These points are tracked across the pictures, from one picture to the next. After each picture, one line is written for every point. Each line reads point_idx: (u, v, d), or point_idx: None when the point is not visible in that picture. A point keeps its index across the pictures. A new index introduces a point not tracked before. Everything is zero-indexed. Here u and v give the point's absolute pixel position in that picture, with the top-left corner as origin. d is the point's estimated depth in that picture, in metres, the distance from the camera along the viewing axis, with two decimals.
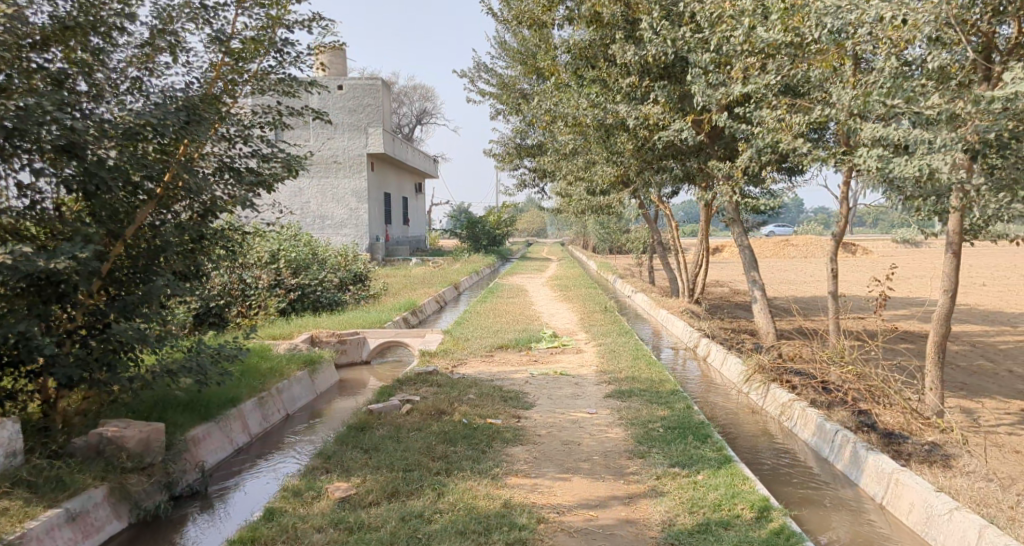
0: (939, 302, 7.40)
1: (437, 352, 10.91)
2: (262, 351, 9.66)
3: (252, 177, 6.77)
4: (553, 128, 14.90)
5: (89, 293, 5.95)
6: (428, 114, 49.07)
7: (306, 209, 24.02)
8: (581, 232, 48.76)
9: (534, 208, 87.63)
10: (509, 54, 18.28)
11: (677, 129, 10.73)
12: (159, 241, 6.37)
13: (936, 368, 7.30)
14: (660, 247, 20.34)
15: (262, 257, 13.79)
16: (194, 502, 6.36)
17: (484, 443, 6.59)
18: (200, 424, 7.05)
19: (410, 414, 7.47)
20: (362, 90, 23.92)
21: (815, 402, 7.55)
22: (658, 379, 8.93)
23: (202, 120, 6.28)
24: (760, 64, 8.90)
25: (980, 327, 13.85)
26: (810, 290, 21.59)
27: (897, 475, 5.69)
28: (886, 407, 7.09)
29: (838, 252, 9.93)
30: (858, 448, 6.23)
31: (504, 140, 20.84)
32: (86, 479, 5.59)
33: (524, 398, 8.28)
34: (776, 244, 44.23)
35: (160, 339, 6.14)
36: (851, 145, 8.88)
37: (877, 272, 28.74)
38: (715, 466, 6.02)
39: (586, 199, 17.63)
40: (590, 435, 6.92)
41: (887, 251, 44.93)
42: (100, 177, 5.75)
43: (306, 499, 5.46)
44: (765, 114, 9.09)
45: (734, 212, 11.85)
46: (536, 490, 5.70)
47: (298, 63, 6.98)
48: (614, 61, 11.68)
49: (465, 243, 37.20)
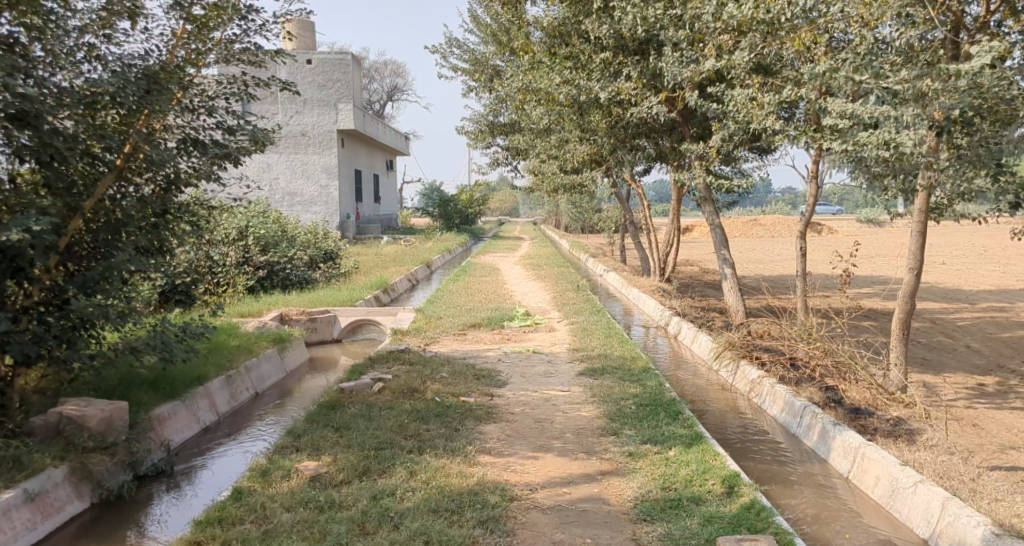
0: (906, 279, 7.47)
1: (409, 331, 10.84)
2: (230, 328, 9.52)
3: (217, 149, 6.63)
4: (526, 105, 14.79)
5: (47, 268, 5.82)
6: (399, 90, 48.56)
7: (275, 185, 23.71)
8: (554, 211, 48.78)
9: (507, 187, 87.43)
10: (481, 29, 18.08)
11: (650, 107, 10.71)
12: (120, 215, 6.21)
13: (901, 344, 7.39)
14: (632, 225, 20.36)
15: (230, 234, 13.60)
16: (160, 481, 6.26)
17: (456, 421, 6.56)
18: (165, 402, 6.94)
19: (382, 392, 7.41)
20: (331, 64, 23.56)
21: (784, 379, 7.60)
22: (629, 357, 8.96)
23: (163, 90, 6.12)
24: (733, 41, 8.88)
25: (940, 304, 14.12)
26: (777, 269, 21.82)
27: (864, 449, 5.76)
28: (853, 384, 7.17)
29: (807, 231, 9.98)
30: (826, 424, 6.29)
31: (475, 117, 20.66)
32: (46, 459, 5.46)
33: (496, 375, 8.27)
34: (745, 223, 44.61)
35: (123, 316, 6.04)
36: (822, 123, 8.92)
37: (842, 251, 29.15)
38: (686, 443, 6.05)
39: (559, 177, 17.57)
40: (561, 413, 6.92)
41: (853, 230, 45.53)
42: (54, 148, 5.62)
43: (275, 478, 5.38)
44: (737, 93, 9.09)
45: (705, 191, 11.87)
46: (508, 468, 5.68)
47: (264, 31, 6.80)
48: (587, 37, 11.59)
49: (437, 221, 37.02)
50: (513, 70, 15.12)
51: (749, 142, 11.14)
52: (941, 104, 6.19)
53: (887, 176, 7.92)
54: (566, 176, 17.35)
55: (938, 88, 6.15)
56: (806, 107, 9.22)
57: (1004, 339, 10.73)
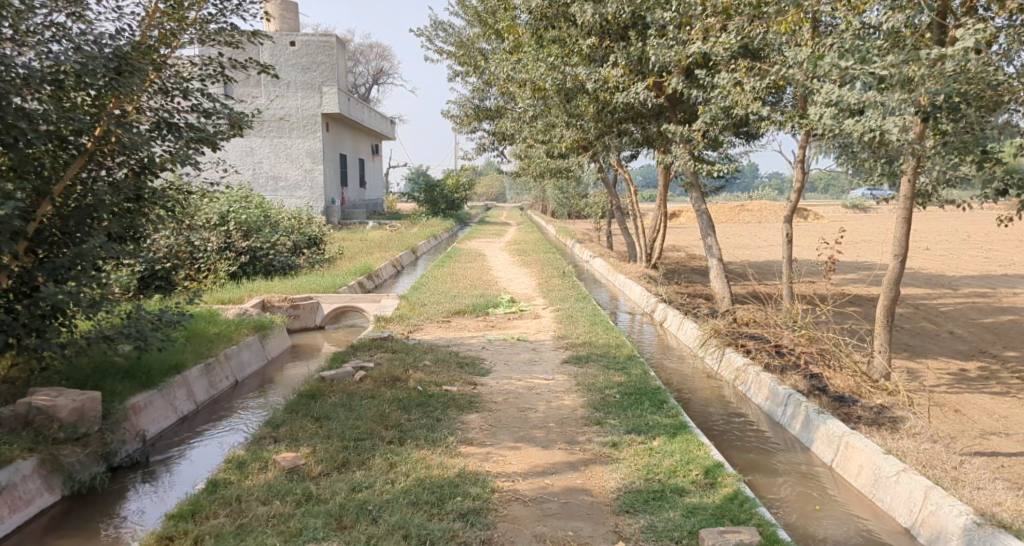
0: (891, 265, 7.42)
1: (393, 318, 10.73)
2: (211, 316, 9.38)
3: (193, 133, 6.48)
4: (511, 89, 14.63)
5: (15, 256, 5.70)
6: (385, 74, 48.11)
7: (259, 169, 23.44)
8: (541, 197, 48.61)
9: (493, 172, 87.09)
10: (467, 12, 17.87)
11: (636, 92, 10.61)
12: (91, 199, 6.08)
13: (885, 331, 7.36)
14: (619, 211, 20.24)
15: (211, 219, 13.44)
16: (135, 472, 6.15)
17: (439, 411, 6.47)
18: (141, 391, 6.82)
19: (363, 381, 7.30)
20: (315, 46, 23.25)
21: (769, 366, 7.53)
22: (614, 345, 8.89)
23: (135, 71, 5.96)
24: (720, 24, 8.78)
25: (924, 289, 14.15)
26: (763, 254, 21.83)
27: (847, 438, 5.73)
28: (836, 371, 7.13)
29: (793, 217, 9.91)
30: (810, 413, 6.25)
31: (461, 101, 20.45)
32: (14, 451, 5.34)
33: (480, 363, 8.18)
34: (732, 209, 44.65)
35: (94, 304, 5.93)
36: (808, 109, 8.85)
37: (827, 236, 29.19)
38: (670, 432, 5.99)
39: (545, 162, 17.43)
40: (544, 402, 6.85)
41: (838, 216, 45.66)
42: (18, 128, 5.44)
43: (251, 470, 5.28)
44: (724, 78, 8.99)
45: (692, 177, 11.78)
46: (489, 459, 5.60)
47: (240, 11, 6.63)
48: (573, 20, 11.44)
49: (423, 207, 36.82)
50: (499, 53, 14.93)
51: (736, 126, 11.04)
52: (927, 90, 6.09)
53: (874, 162, 7.85)
54: (552, 161, 17.22)
55: (923, 72, 6.07)
56: (793, 92, 9.13)
57: (987, 325, 10.74)
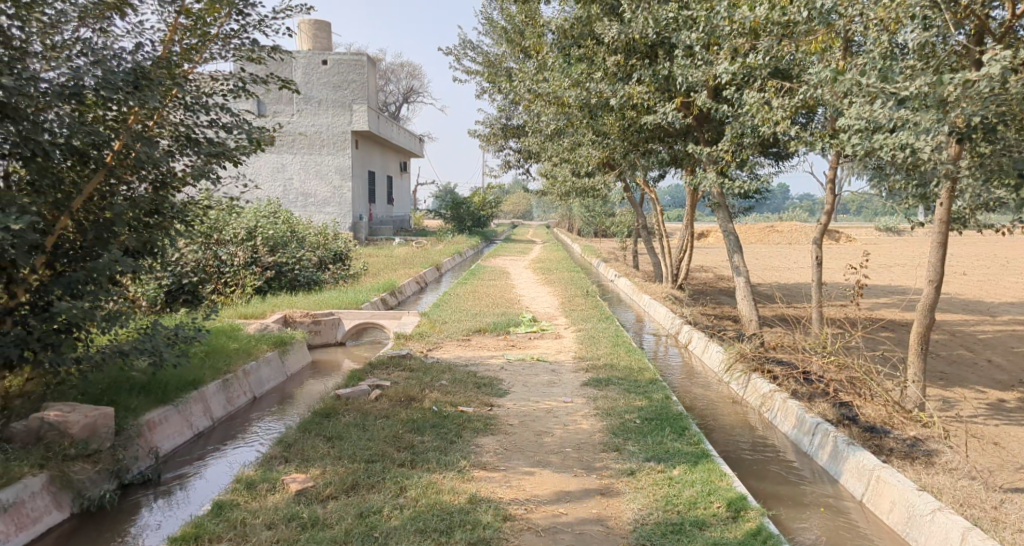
0: (925, 291, 7.16)
1: (413, 335, 10.62)
2: (231, 331, 9.33)
3: (212, 148, 6.42)
4: (538, 108, 14.54)
5: (33, 269, 5.69)
6: (415, 92, 48.45)
7: (289, 185, 23.62)
8: (568, 216, 48.47)
9: (521, 190, 87.31)
10: (495, 30, 17.87)
11: (664, 111, 10.46)
12: (109, 214, 6.04)
13: (919, 358, 7.09)
14: (645, 230, 19.97)
15: (238, 234, 13.31)
16: (146, 489, 6.06)
17: (453, 433, 6.31)
18: (157, 407, 6.76)
19: (379, 400, 7.17)
20: (347, 65, 23.34)
21: (797, 394, 7.29)
22: (636, 368, 8.68)
23: (154, 85, 5.90)
24: (749, 42, 8.60)
25: (960, 315, 13.75)
26: (794, 277, 21.45)
27: (879, 471, 5.47)
28: (868, 400, 6.84)
29: (824, 239, 9.64)
30: (839, 443, 6.00)
31: (488, 120, 20.42)
32: (24, 468, 5.27)
33: (498, 384, 8.01)
34: (761, 230, 44.19)
35: (110, 318, 5.87)
36: (841, 129, 8.63)
37: (859, 260, 28.67)
38: (692, 461, 5.78)
39: (571, 180, 17.30)
40: (562, 426, 6.67)
41: (871, 239, 44.97)
42: (36, 142, 5.44)
43: (259, 491, 5.16)
44: (751, 96, 8.83)
45: (719, 197, 11.55)
46: (504, 484, 5.44)
47: (263, 26, 6.59)
48: (600, 38, 11.35)
49: (449, 224, 36.89)
50: (526, 71, 14.88)
51: (765, 147, 10.83)
52: (962, 111, 5.83)
53: (907, 183, 7.59)
54: (578, 179, 17.08)
55: (957, 94, 5.85)
56: (824, 111, 8.91)
57: None
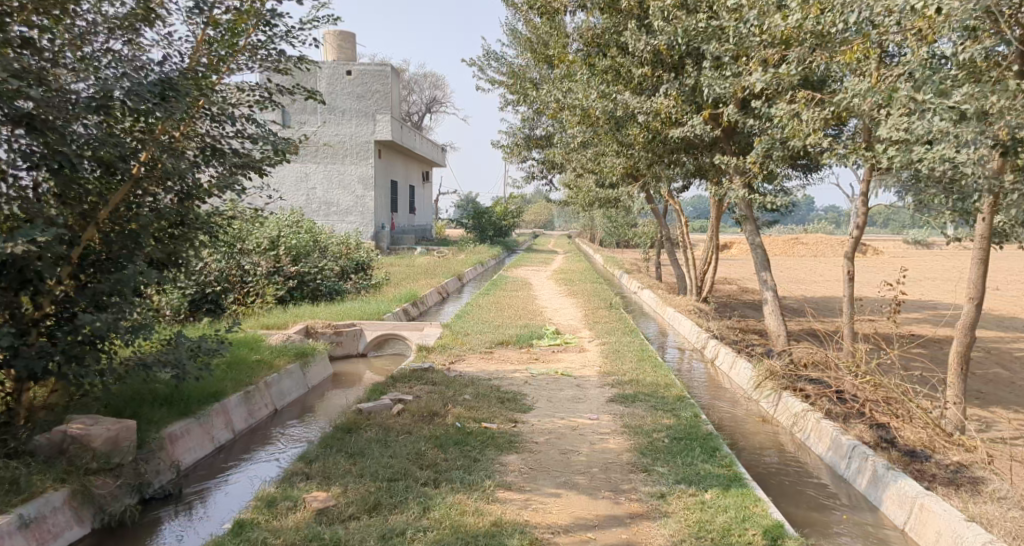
0: (965, 310, 6.97)
1: (434, 347, 10.50)
2: (253, 342, 9.28)
3: (237, 159, 6.36)
4: (562, 118, 14.44)
5: (58, 281, 5.64)
6: (438, 103, 48.66)
7: (312, 195, 23.66)
8: (590, 226, 48.30)
9: (542, 200, 87.24)
10: (519, 41, 17.82)
11: (691, 123, 10.31)
12: (134, 225, 5.98)
13: (960, 379, 6.89)
14: (669, 242, 19.75)
15: (261, 244, 13.44)
16: (167, 505, 5.98)
17: (477, 451, 6.18)
18: (179, 420, 6.69)
19: (401, 415, 7.06)
20: (370, 76, 23.37)
21: (830, 414, 7.09)
22: (663, 384, 8.49)
23: (180, 96, 5.84)
24: (780, 53, 8.44)
25: (997, 333, 13.40)
26: (822, 290, 21.11)
27: (922, 499, 5.27)
28: (906, 422, 6.62)
29: (856, 253, 9.41)
30: (879, 467, 5.80)
31: (511, 130, 20.34)
32: (45, 483, 5.20)
33: (522, 400, 7.87)
34: (786, 242, 43.80)
35: (134, 330, 5.81)
36: (875, 141, 8.42)
37: (889, 274, 28.19)
38: (724, 484, 5.60)
39: (594, 192, 17.16)
40: (589, 445, 6.52)
41: (899, 252, 44.34)
42: (63, 154, 5.40)
43: (280, 510, 5.06)
44: (782, 108, 8.66)
45: (747, 210, 11.35)
46: (529, 506, 5.30)
47: (290, 37, 6.54)
48: (626, 49, 11.23)
49: (471, 233, 36.86)
50: (550, 82, 14.79)
51: (794, 159, 10.62)
52: (1008, 123, 5.70)
53: (946, 197, 7.37)
54: (602, 190, 16.94)
55: (1003, 105, 5.69)
56: (858, 124, 8.72)
57: None
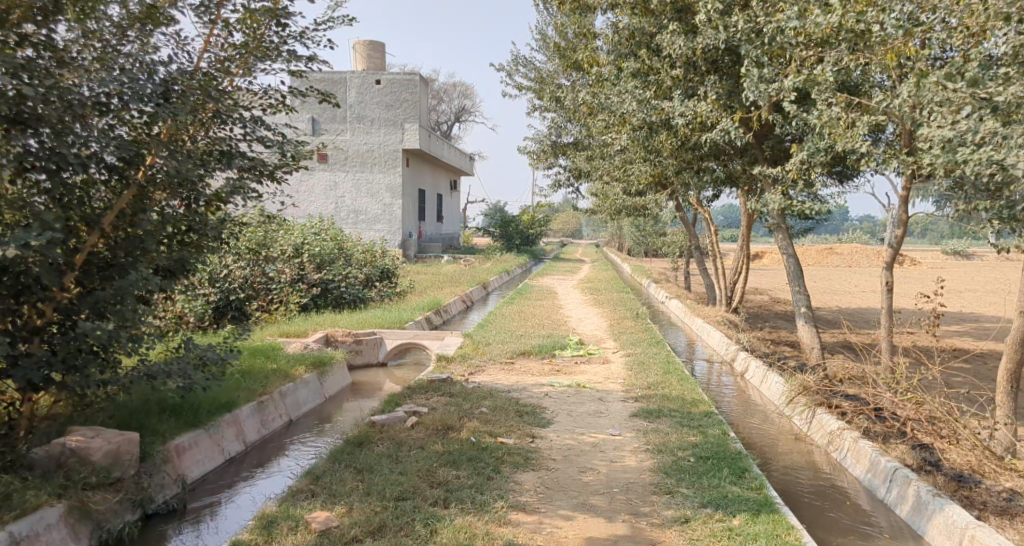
0: (1016, 322, 6.52)
1: (454, 357, 10.21)
2: (270, 350, 9.06)
3: (246, 162, 6.12)
4: (592, 124, 14.10)
5: (62, 287, 5.40)
6: (467, 111, 48.61)
7: (341, 203, 23.65)
8: (618, 235, 47.78)
9: (570, 209, 86.78)
10: (548, 46, 17.54)
11: (725, 126, 9.89)
12: (139, 232, 5.75)
13: (1011, 397, 6.47)
14: (698, 251, 19.30)
15: (285, 251, 13.19)
16: (169, 522, 5.75)
17: (491, 468, 5.89)
18: (187, 431, 6.47)
19: (414, 429, 6.78)
20: (399, 85, 23.17)
21: (869, 433, 6.68)
22: (689, 398, 8.12)
23: (185, 97, 5.59)
24: (816, 54, 8.07)
25: None
26: (860, 301, 20.53)
27: (972, 531, 4.88)
28: (953, 444, 6.19)
29: (894, 263, 8.96)
30: (922, 492, 5.42)
31: (539, 137, 20.09)
32: (40, 497, 4.94)
33: (542, 414, 7.55)
34: (820, 252, 43.06)
35: (137, 339, 5.57)
36: (917, 145, 8.00)
37: (929, 285, 27.42)
38: (754, 510, 5.24)
39: (621, 200, 16.82)
40: (609, 463, 6.19)
41: (938, 263, 43.28)
42: (63, 154, 5.12)
43: (281, 531, 4.79)
44: (820, 112, 8.27)
45: (780, 218, 10.92)
46: (543, 530, 4.98)
47: (304, 39, 6.32)
48: (658, 50, 10.87)
49: (498, 242, 36.64)
50: (578, 88, 14.48)
51: (832, 165, 10.19)
52: None
53: (993, 203, 6.96)
54: (630, 198, 16.60)
55: None
56: (898, 128, 8.31)
57: None
